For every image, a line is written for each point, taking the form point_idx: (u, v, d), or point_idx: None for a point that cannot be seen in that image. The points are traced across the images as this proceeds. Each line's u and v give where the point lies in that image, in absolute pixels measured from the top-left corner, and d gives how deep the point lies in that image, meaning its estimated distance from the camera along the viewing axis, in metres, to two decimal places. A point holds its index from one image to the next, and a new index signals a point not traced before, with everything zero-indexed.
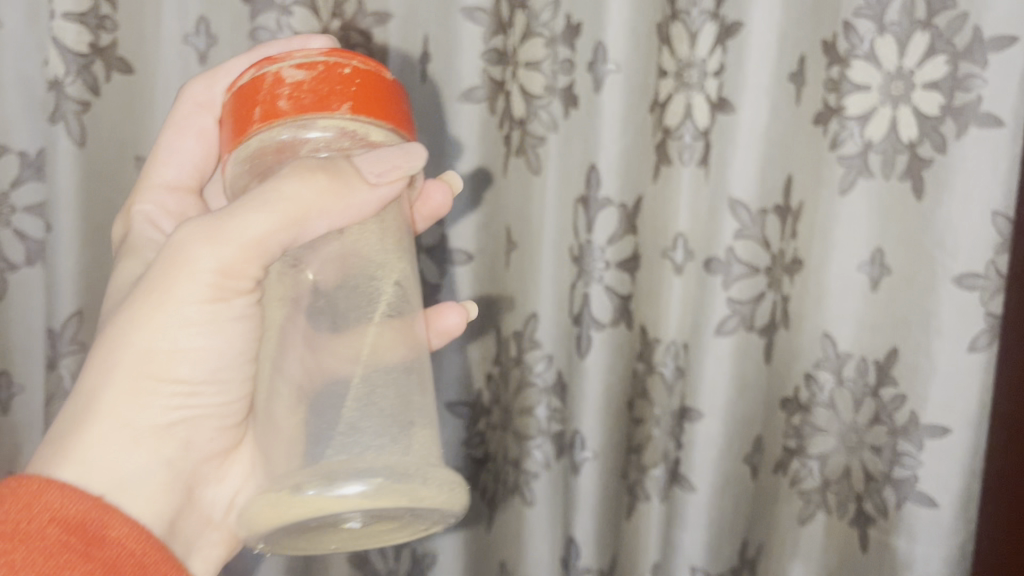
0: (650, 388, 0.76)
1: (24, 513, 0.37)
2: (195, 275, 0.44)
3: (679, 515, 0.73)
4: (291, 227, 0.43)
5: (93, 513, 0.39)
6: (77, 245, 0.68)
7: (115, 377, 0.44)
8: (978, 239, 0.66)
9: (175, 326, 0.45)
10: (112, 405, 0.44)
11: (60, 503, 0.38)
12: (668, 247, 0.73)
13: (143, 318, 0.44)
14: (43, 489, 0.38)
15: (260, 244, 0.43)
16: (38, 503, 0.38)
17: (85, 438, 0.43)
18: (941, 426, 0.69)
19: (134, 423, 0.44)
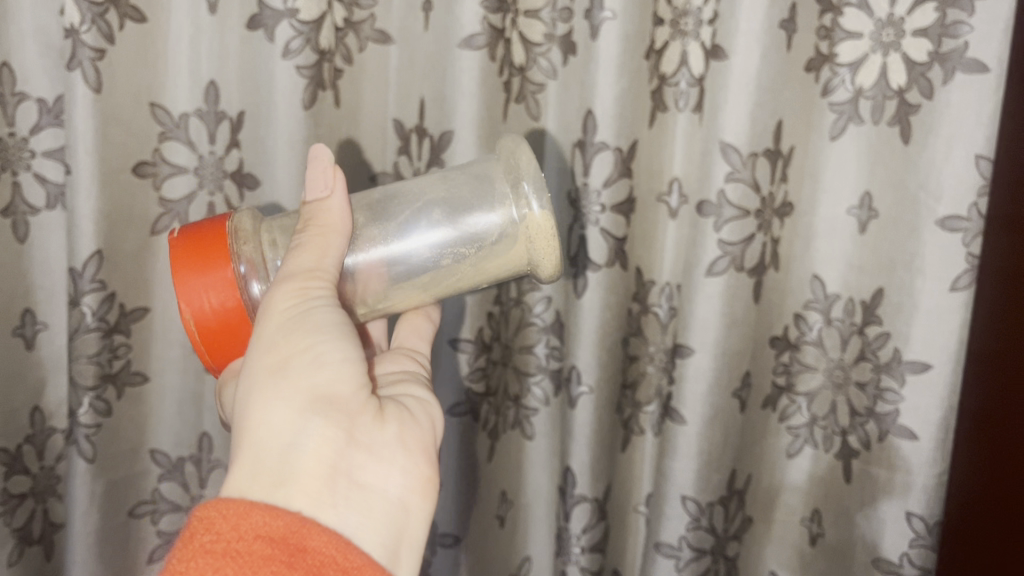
0: (645, 327, 0.80)
1: (231, 533, 0.38)
2: (285, 288, 0.49)
3: (670, 446, 0.77)
4: (326, 234, 0.52)
5: (294, 527, 0.39)
6: (97, 189, 0.69)
7: (258, 383, 0.46)
8: (963, 183, 0.68)
9: (283, 319, 0.48)
10: (261, 395, 0.46)
11: (263, 521, 0.39)
12: (664, 191, 0.78)
13: (265, 330, 0.48)
14: (249, 509, 0.39)
15: (312, 270, 0.51)
16: (244, 523, 0.38)
17: (251, 436, 0.44)
18: (921, 362, 0.72)
19: (289, 416, 0.45)
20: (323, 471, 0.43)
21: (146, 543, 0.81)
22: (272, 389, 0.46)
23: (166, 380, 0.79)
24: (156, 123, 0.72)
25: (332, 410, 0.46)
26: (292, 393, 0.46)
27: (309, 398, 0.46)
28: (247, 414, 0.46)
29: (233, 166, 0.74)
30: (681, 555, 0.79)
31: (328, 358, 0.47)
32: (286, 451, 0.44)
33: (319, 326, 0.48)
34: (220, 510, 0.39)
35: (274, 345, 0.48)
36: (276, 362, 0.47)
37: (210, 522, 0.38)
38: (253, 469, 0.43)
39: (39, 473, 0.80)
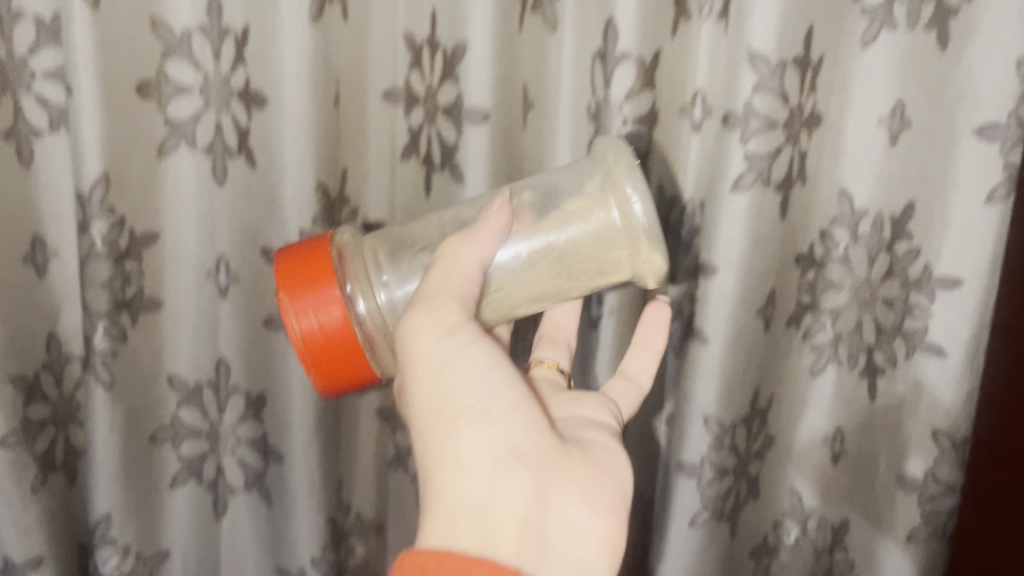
0: (666, 246, 0.78)
1: (434, 567, 0.41)
2: (449, 325, 0.50)
3: (693, 366, 0.76)
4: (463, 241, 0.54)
5: (484, 569, 0.41)
6: (99, 108, 0.66)
7: (455, 429, 0.47)
8: (1001, 88, 0.66)
9: (443, 369, 0.49)
10: (457, 440, 0.47)
11: (478, 567, 0.41)
12: (687, 104, 0.75)
13: (444, 368, 0.49)
14: (432, 556, 0.42)
15: (449, 287, 0.52)
16: (444, 561, 0.41)
17: (440, 494, 0.46)
18: (953, 277, 0.71)
19: (479, 466, 0.46)
20: (518, 524, 0.44)
21: (168, 469, 0.81)
22: (449, 442, 0.47)
23: (179, 305, 0.77)
24: (156, 39, 0.69)
25: (523, 464, 0.46)
26: (469, 439, 0.47)
27: (487, 444, 0.46)
28: (428, 477, 0.47)
29: (239, 84, 0.70)
30: (702, 474, 0.78)
31: (491, 406, 0.48)
32: (479, 505, 0.45)
33: (482, 382, 0.49)
34: (428, 561, 0.42)
35: (449, 391, 0.48)
36: (455, 399, 0.48)
37: (415, 565, 0.42)
38: (447, 519, 0.45)
39: (58, 399, 0.79)
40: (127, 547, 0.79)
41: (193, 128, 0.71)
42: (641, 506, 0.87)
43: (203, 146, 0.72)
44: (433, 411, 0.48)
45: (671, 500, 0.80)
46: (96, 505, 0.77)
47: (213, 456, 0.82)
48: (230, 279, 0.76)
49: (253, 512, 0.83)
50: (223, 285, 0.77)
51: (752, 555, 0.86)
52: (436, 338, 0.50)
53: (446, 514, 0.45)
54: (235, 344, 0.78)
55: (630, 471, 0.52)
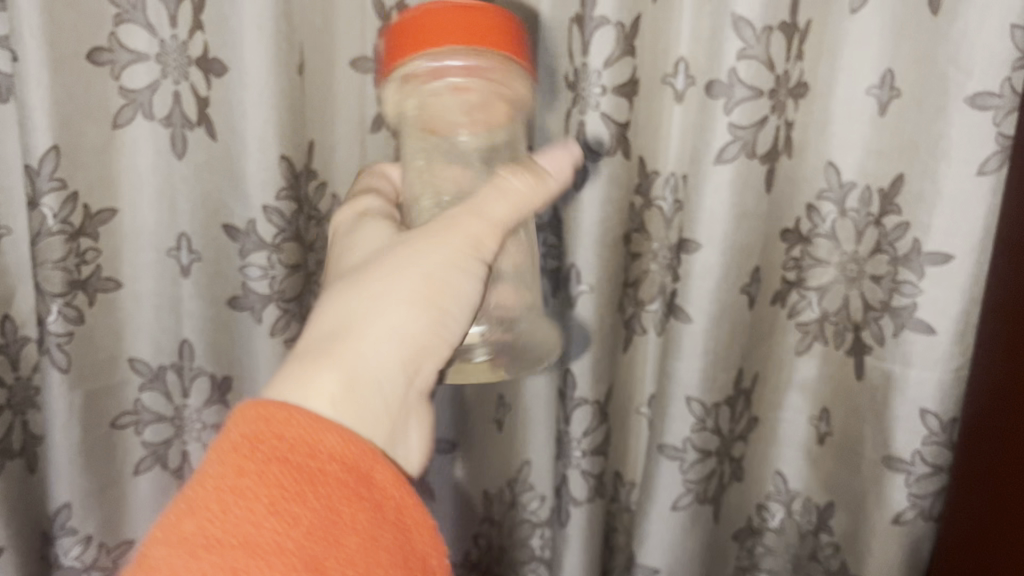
0: (648, 222, 0.76)
1: (303, 445, 0.36)
2: (473, 232, 0.48)
3: (675, 345, 0.73)
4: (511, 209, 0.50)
5: (367, 455, 0.37)
6: (48, 76, 0.62)
7: (401, 284, 0.46)
8: (995, 53, 0.61)
9: (441, 252, 0.47)
10: (402, 296, 0.46)
11: (333, 440, 0.37)
12: (670, 73, 0.72)
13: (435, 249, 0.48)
14: (319, 428, 0.37)
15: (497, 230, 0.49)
16: (318, 441, 0.36)
17: (354, 331, 0.44)
18: (942, 253, 0.67)
19: (394, 341, 0.44)
20: (390, 413, 0.43)
21: (131, 455, 0.78)
22: (385, 297, 0.45)
23: (137, 286, 0.74)
24: (109, 3, 0.65)
25: (409, 381, 0.45)
26: (404, 317, 0.45)
27: (411, 330, 0.45)
28: (347, 309, 0.45)
29: (197, 52, 0.67)
30: (685, 457, 0.76)
31: (450, 307, 0.47)
32: (371, 370, 0.43)
33: (456, 289, 0.47)
34: (286, 411, 0.37)
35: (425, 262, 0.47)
36: (429, 296, 0.46)
37: (277, 429, 0.36)
38: (347, 375, 0.41)
39: (15, 383, 0.74)
40: (89, 536, 0.78)
41: (150, 98, 0.68)
42: (622, 489, 0.85)
43: (161, 117, 0.69)
44: (414, 293, 0.46)
45: (653, 483, 0.77)
46: (56, 492, 0.75)
47: (178, 442, 0.78)
48: (192, 256, 0.73)
49: None
50: (184, 264, 0.73)
51: (735, 538, 0.86)
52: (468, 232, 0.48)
53: (350, 344, 0.43)
54: (198, 326, 0.75)
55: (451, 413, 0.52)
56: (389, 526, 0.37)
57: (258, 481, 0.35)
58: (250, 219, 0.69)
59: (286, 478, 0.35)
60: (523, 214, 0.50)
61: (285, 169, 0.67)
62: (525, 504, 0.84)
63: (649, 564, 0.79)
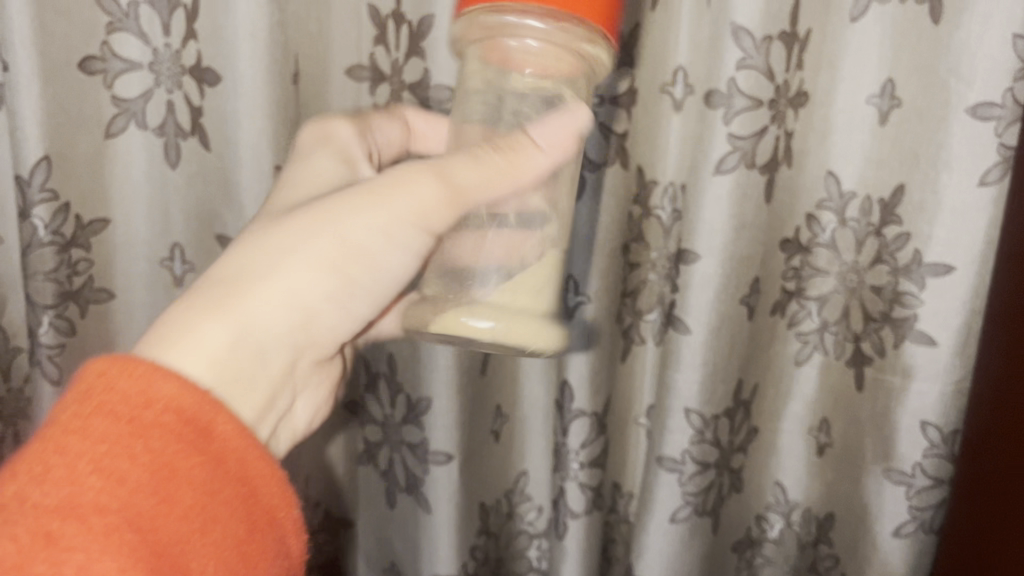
0: (647, 231, 0.75)
1: (140, 399, 0.37)
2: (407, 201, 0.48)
3: (674, 357, 0.72)
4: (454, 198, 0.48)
5: (206, 407, 0.39)
6: (39, 86, 0.61)
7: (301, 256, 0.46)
8: (997, 63, 0.61)
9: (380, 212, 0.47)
10: (308, 244, 0.47)
11: (171, 394, 0.38)
12: (667, 82, 0.70)
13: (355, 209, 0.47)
14: (155, 374, 0.38)
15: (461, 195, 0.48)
16: (152, 389, 0.38)
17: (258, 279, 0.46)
18: (943, 264, 0.67)
19: (307, 277, 0.47)
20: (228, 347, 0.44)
21: None
22: (282, 269, 0.46)
23: (131, 296, 0.73)
24: (102, 11, 0.64)
25: (290, 344, 0.48)
26: (311, 276, 0.47)
27: (293, 302, 0.47)
28: (260, 287, 0.46)
29: (191, 61, 0.66)
30: (683, 469, 0.75)
31: (369, 242, 0.48)
32: (254, 317, 0.45)
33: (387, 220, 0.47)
34: (127, 363, 0.38)
35: (360, 213, 0.47)
36: (339, 258, 0.47)
37: (112, 380, 0.38)
38: (236, 335, 0.45)
39: (7, 395, 0.73)
40: None
41: (142, 107, 0.67)
42: (620, 500, 0.84)
43: (154, 127, 0.68)
44: (323, 257, 0.47)
45: (651, 495, 0.77)
46: None
47: None
48: (186, 267, 0.72)
49: None
50: (177, 274, 0.72)
51: (733, 548, 0.86)
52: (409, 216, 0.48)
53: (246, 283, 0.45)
54: None
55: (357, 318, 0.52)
56: (232, 479, 0.39)
57: (89, 442, 0.36)
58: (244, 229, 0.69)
59: (112, 434, 0.36)
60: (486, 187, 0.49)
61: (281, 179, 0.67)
62: (522, 515, 0.84)
63: None
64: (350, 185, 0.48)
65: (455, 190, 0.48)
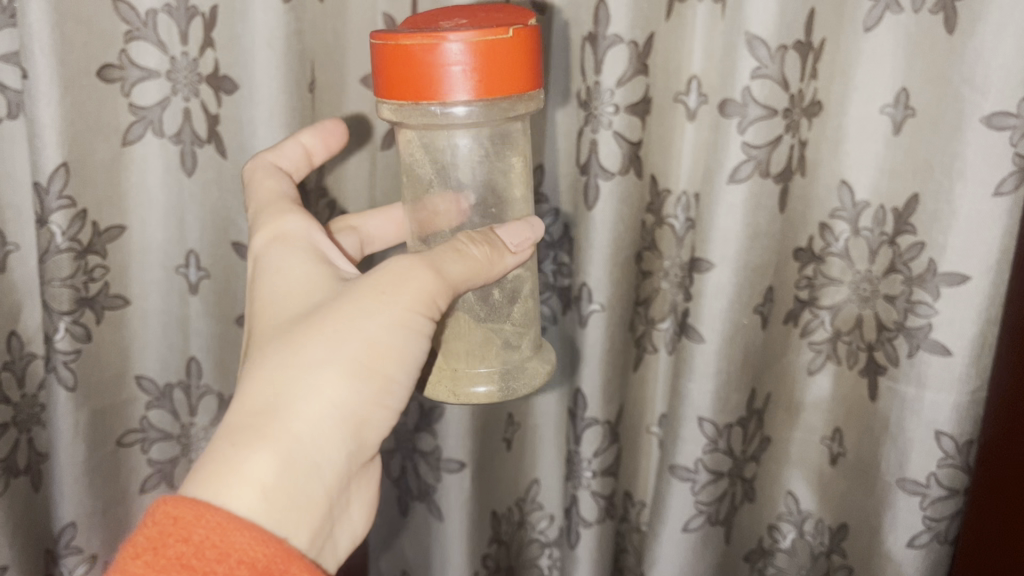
0: (659, 240, 0.75)
1: (213, 555, 0.39)
2: (423, 301, 0.48)
3: (687, 365, 0.72)
4: (452, 292, 0.49)
5: (280, 558, 0.40)
6: (58, 94, 0.61)
7: (335, 385, 0.46)
8: (1012, 73, 0.60)
9: (386, 337, 0.47)
10: (328, 382, 0.46)
11: (245, 545, 0.39)
12: (681, 91, 0.71)
13: (372, 332, 0.47)
14: (233, 532, 0.40)
15: (460, 287, 0.50)
16: (227, 542, 0.39)
17: (298, 413, 0.45)
18: (958, 273, 0.66)
19: (342, 418, 0.46)
20: (322, 505, 0.46)
21: (138, 472, 0.77)
22: (329, 395, 0.46)
23: (147, 303, 0.74)
24: (120, 20, 0.65)
25: (343, 462, 0.47)
26: (352, 399, 0.46)
27: (338, 420, 0.46)
28: (305, 414, 0.45)
29: (209, 69, 0.67)
30: (696, 478, 0.75)
31: (393, 386, 0.48)
32: (307, 468, 0.45)
33: (411, 335, 0.48)
34: (201, 510, 0.40)
35: (380, 343, 0.47)
36: (366, 365, 0.47)
37: (185, 526, 0.39)
38: (280, 462, 0.43)
39: (20, 402, 0.73)
40: (95, 555, 0.75)
41: (160, 115, 0.69)
42: (632, 509, 0.84)
43: (171, 134, 0.69)
44: (354, 361, 0.46)
45: (664, 503, 0.77)
46: (61, 512, 0.72)
47: (185, 459, 0.78)
48: (200, 274, 0.74)
49: None
50: (193, 281, 0.74)
51: (745, 559, 0.86)
52: (427, 305, 0.48)
53: (285, 436, 0.44)
54: (204, 343, 0.76)
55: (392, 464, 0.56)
56: None
57: None
58: None
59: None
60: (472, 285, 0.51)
61: None
62: (534, 523, 0.85)
63: None
64: (348, 298, 0.47)
65: (431, 261, 0.49)
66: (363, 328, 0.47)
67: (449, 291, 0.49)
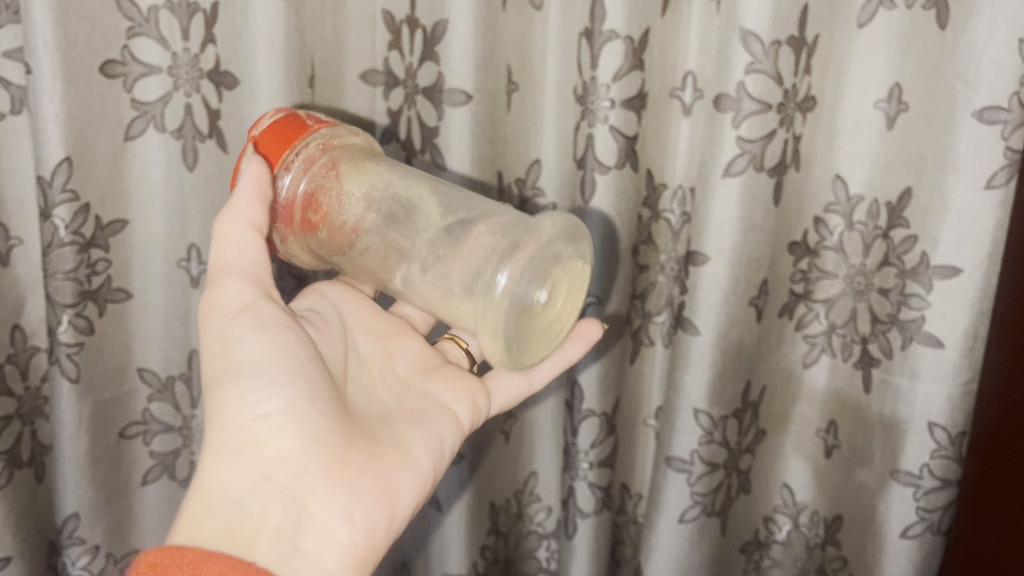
0: (655, 234, 0.76)
1: None
2: (231, 317, 0.52)
3: (683, 358, 0.73)
4: (239, 280, 0.52)
5: None
6: (61, 89, 0.62)
7: (218, 428, 0.49)
8: (1004, 67, 0.61)
9: (226, 365, 0.51)
10: (213, 430, 0.50)
11: (184, 556, 0.44)
12: (677, 86, 0.72)
13: (219, 369, 0.51)
14: (203, 559, 0.43)
15: (240, 270, 0.52)
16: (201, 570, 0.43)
17: (208, 471, 0.49)
18: (951, 266, 0.67)
19: (237, 451, 0.49)
20: (269, 530, 0.47)
21: (140, 464, 0.79)
22: (219, 438, 0.49)
23: (149, 296, 0.75)
24: (122, 16, 0.66)
25: (267, 485, 0.48)
26: (231, 430, 0.49)
27: (234, 455, 0.49)
28: (207, 465, 0.49)
29: (209, 65, 0.68)
30: (692, 470, 0.76)
31: (259, 397, 0.49)
32: (232, 501, 0.48)
33: (244, 349, 0.51)
34: (155, 557, 0.44)
35: (223, 371, 0.50)
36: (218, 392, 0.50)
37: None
38: (202, 507, 0.47)
39: (24, 394, 0.74)
40: (97, 546, 0.76)
41: (162, 110, 0.69)
42: (629, 500, 0.85)
43: (172, 129, 0.70)
44: (211, 403, 0.50)
45: (660, 494, 0.77)
46: (64, 502, 0.74)
47: (186, 451, 0.79)
48: (202, 267, 0.74)
49: None
50: (194, 274, 0.74)
51: (742, 551, 0.87)
52: (237, 312, 0.52)
53: (199, 492, 0.48)
54: None
55: (410, 485, 0.54)
56: None
57: None
58: None
59: None
60: (245, 246, 0.52)
61: None
62: (532, 516, 0.85)
63: None
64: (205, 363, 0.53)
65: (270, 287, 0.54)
66: (218, 368, 0.51)
67: (236, 280, 0.52)
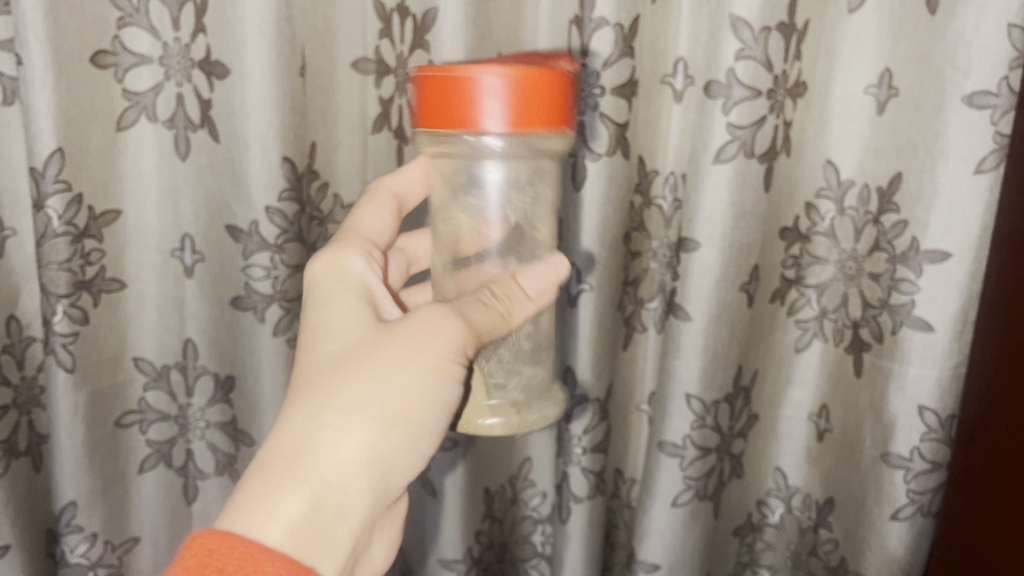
0: (648, 221, 0.77)
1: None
2: (455, 335, 0.48)
3: (675, 344, 0.74)
4: (492, 313, 0.50)
5: None
6: (53, 80, 0.62)
7: (357, 418, 0.45)
8: (993, 53, 0.61)
9: (416, 356, 0.47)
10: (350, 395, 0.45)
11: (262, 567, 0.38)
12: (668, 73, 0.72)
13: (402, 359, 0.47)
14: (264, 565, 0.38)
15: (496, 318, 0.50)
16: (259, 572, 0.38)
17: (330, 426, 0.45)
18: (940, 251, 0.67)
19: (363, 451, 0.45)
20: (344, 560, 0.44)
21: (136, 452, 0.79)
22: (344, 417, 0.45)
23: (144, 286, 0.76)
24: (113, 6, 0.66)
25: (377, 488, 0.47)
26: (368, 421, 0.45)
27: (361, 457, 0.45)
28: (330, 425, 0.45)
29: (200, 54, 0.68)
30: (685, 454, 0.76)
31: (415, 418, 0.47)
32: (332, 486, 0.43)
33: (430, 356, 0.47)
34: (233, 541, 0.39)
35: (399, 355, 0.47)
36: (398, 416, 0.46)
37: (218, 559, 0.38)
38: (312, 501, 0.42)
39: (20, 383, 0.74)
40: (96, 534, 0.76)
41: (154, 100, 0.70)
42: (623, 485, 0.86)
43: (164, 119, 0.70)
44: (385, 407, 0.46)
45: (653, 479, 0.78)
46: (62, 491, 0.73)
47: (182, 440, 0.80)
48: (195, 257, 0.75)
49: (224, 497, 0.81)
50: (188, 264, 0.75)
51: (735, 534, 0.87)
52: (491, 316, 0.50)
53: (309, 453, 0.44)
54: (201, 325, 0.77)
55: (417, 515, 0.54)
56: None
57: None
58: (252, 219, 0.69)
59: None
60: (502, 314, 0.51)
61: (289, 171, 0.68)
62: (526, 500, 0.86)
63: (650, 561, 0.80)
64: (411, 316, 0.49)
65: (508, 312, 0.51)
66: (398, 347, 0.47)
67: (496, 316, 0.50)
